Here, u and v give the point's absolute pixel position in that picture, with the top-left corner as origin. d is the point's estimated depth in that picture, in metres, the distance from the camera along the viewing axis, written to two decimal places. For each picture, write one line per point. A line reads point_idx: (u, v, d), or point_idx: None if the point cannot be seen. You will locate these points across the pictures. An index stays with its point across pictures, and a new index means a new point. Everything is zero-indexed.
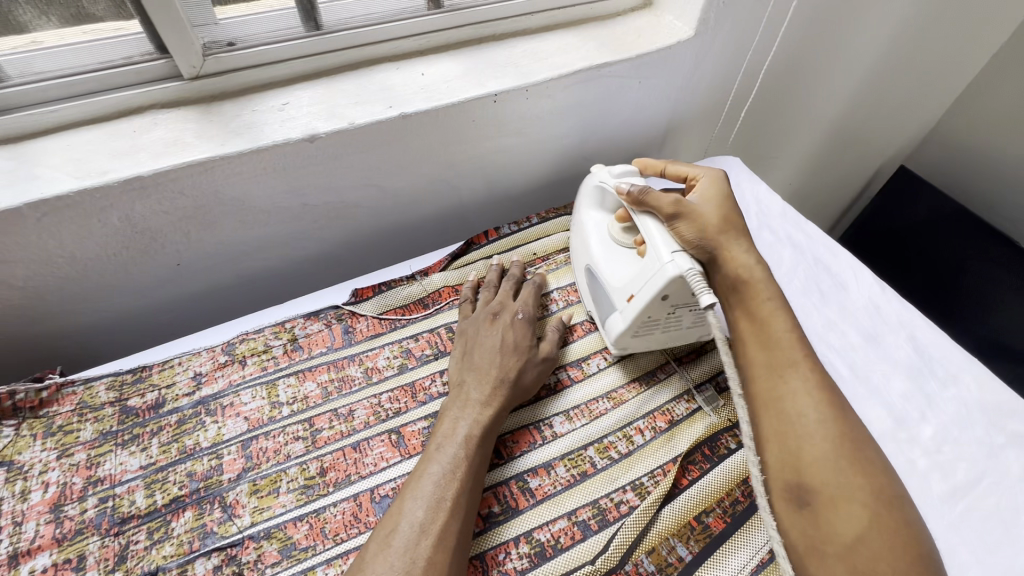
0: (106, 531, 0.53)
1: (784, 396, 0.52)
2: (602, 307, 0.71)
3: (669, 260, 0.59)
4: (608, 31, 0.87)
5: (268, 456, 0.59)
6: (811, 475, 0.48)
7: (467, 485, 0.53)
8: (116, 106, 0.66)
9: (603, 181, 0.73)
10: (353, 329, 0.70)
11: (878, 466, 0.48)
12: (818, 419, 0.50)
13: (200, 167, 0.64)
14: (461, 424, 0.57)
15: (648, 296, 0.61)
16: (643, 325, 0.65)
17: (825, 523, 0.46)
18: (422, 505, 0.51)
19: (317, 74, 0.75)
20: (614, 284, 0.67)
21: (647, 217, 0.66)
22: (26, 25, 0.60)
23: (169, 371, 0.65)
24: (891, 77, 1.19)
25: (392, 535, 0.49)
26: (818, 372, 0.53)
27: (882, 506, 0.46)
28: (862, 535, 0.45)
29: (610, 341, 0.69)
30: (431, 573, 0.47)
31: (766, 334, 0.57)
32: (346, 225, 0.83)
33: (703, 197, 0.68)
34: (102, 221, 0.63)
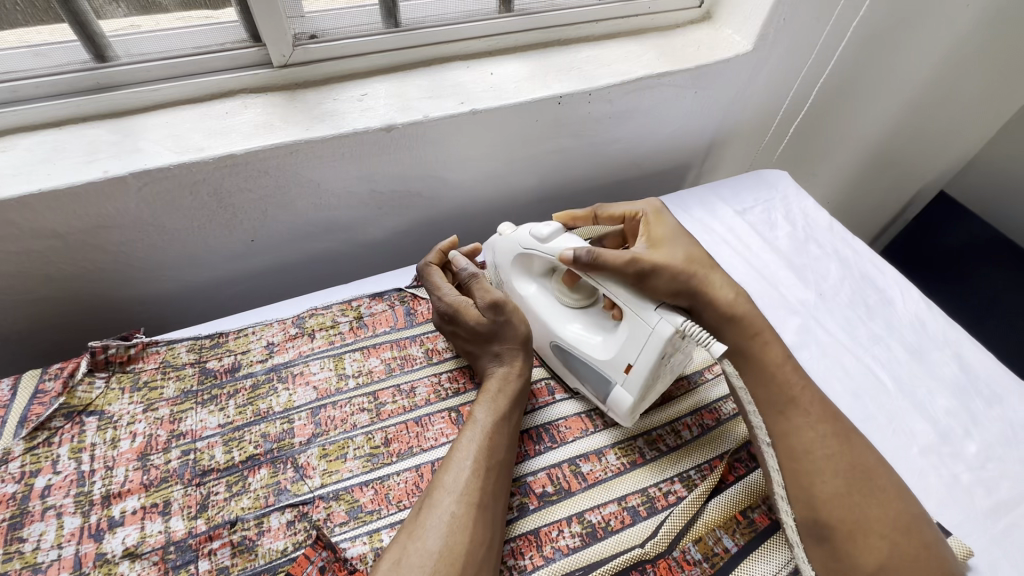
0: (188, 481, 0.56)
1: (789, 434, 0.58)
2: (594, 387, 0.65)
3: (657, 320, 0.57)
4: (667, 41, 0.90)
5: (336, 424, 0.62)
6: (826, 510, 0.53)
7: (490, 446, 0.56)
8: (211, 89, 0.71)
9: (532, 248, 0.67)
10: (414, 311, 0.74)
11: (890, 494, 0.53)
12: (824, 454, 0.55)
13: (286, 150, 0.68)
14: (479, 406, 0.60)
15: (649, 362, 0.58)
16: (649, 390, 0.61)
17: (846, 555, 0.51)
18: (447, 471, 0.54)
19: (391, 68, 0.79)
20: (606, 358, 0.62)
21: (609, 282, 0.61)
22: (99, 11, 0.63)
23: (244, 338, 0.69)
24: (941, 100, 1.20)
25: (425, 500, 0.53)
26: (819, 408, 0.59)
27: (900, 536, 0.51)
28: (884, 564, 0.50)
29: (618, 418, 0.64)
30: (455, 526, 0.50)
31: (764, 371, 0.61)
32: (405, 215, 0.86)
33: (651, 239, 0.68)
34: (194, 195, 0.68)
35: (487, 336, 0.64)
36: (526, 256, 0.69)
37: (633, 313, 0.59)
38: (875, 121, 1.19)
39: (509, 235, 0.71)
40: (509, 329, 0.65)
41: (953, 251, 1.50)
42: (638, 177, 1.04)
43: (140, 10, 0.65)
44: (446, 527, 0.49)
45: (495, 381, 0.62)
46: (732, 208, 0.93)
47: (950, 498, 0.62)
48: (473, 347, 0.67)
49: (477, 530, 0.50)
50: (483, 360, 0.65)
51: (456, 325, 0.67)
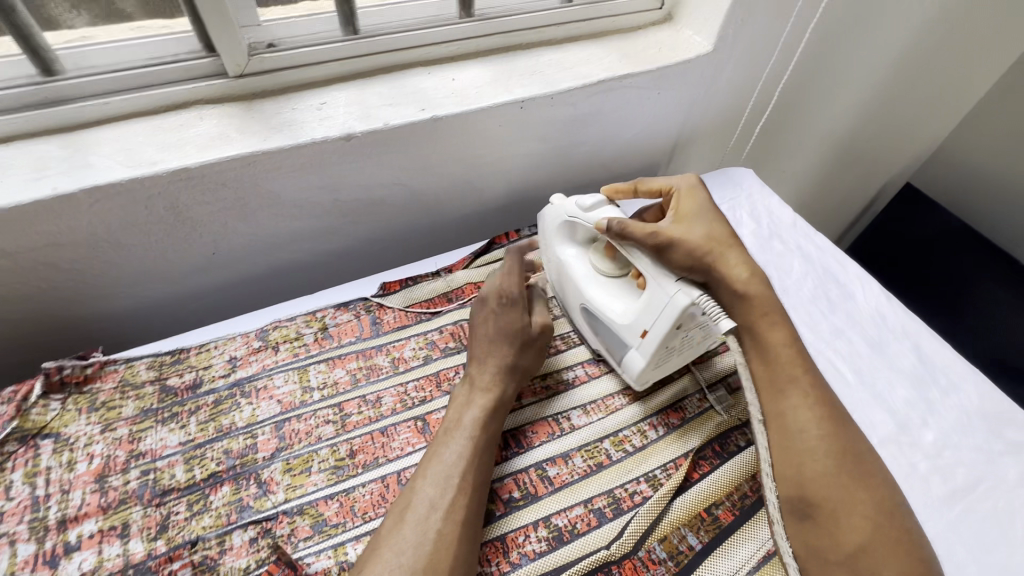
0: (148, 501, 0.56)
1: (784, 413, 0.57)
2: (613, 348, 0.70)
3: (675, 291, 0.60)
4: (630, 43, 0.91)
5: (300, 437, 0.62)
6: (812, 489, 0.53)
7: (475, 463, 0.55)
8: (165, 101, 0.70)
9: (574, 215, 0.70)
10: (380, 320, 0.73)
11: (878, 479, 0.54)
12: (818, 434, 0.55)
13: (243, 162, 0.67)
14: (468, 412, 0.59)
15: (664, 329, 0.61)
16: (662, 357, 0.64)
17: (828, 532, 0.51)
18: (431, 484, 0.53)
19: (352, 76, 0.79)
20: (622, 322, 0.66)
21: (635, 252, 0.65)
22: (58, 19, 0.63)
23: (206, 354, 0.68)
24: (902, 94, 1.22)
25: (406, 512, 0.52)
26: (819, 390, 0.58)
27: (884, 519, 0.51)
28: (865, 544, 0.50)
29: (629, 377, 0.68)
30: (440, 545, 0.49)
31: (766, 352, 0.61)
32: (371, 223, 0.86)
33: (679, 215, 0.69)
34: (149, 210, 0.67)
35: (518, 335, 0.67)
36: (568, 222, 0.72)
37: (656, 282, 0.62)
38: (839, 116, 1.22)
39: (559, 202, 0.73)
40: (529, 354, 0.67)
41: (920, 240, 1.53)
42: (606, 178, 1.05)
43: (105, 19, 0.65)
44: (430, 545, 0.49)
45: (485, 383, 0.62)
46: None
47: (906, 487, 0.63)
48: (495, 335, 0.67)
49: (461, 549, 0.50)
50: (495, 356, 0.65)
51: (502, 306, 0.69)
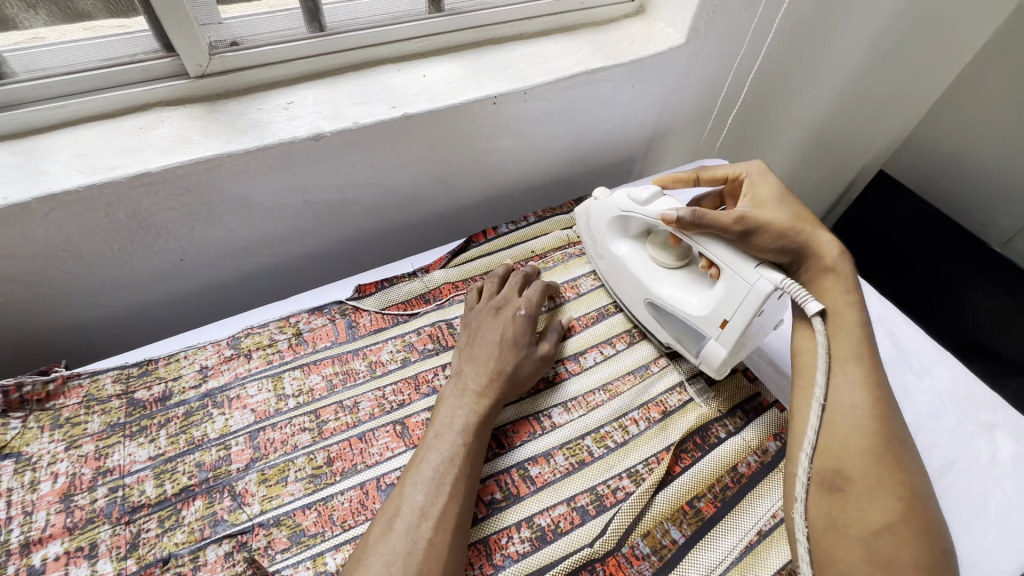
0: (116, 520, 0.54)
1: (842, 388, 0.55)
2: (689, 339, 0.69)
3: (756, 278, 0.58)
4: (603, 36, 0.90)
5: (275, 446, 0.60)
6: (852, 464, 0.51)
7: (466, 473, 0.53)
8: (122, 104, 0.67)
9: (629, 208, 0.70)
10: (356, 323, 0.72)
11: (916, 470, 0.52)
12: (872, 414, 0.53)
13: (206, 165, 0.65)
14: (459, 414, 0.57)
15: (745, 319, 0.59)
16: (744, 346, 0.63)
17: (855, 507, 0.49)
18: (422, 490, 0.51)
19: (319, 75, 0.77)
20: (699, 313, 0.65)
21: (710, 240, 0.63)
22: (15, 20, 0.60)
23: (175, 364, 0.66)
24: (874, 81, 1.24)
25: (394, 520, 0.49)
26: (880, 373, 0.56)
27: (914, 506, 0.49)
28: (889, 524, 0.48)
29: (710, 369, 0.67)
30: (432, 554, 0.47)
31: (835, 330, 0.58)
32: (345, 224, 0.84)
33: (757, 199, 0.68)
34: (109, 217, 0.64)
35: (523, 341, 0.65)
36: (623, 217, 0.72)
37: (732, 270, 0.60)
38: (813, 105, 1.22)
39: (609, 198, 0.75)
40: (530, 365, 0.64)
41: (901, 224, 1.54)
42: (583, 173, 1.04)
43: (62, 18, 0.62)
44: (420, 555, 0.46)
45: (478, 384, 0.60)
46: None
47: None
48: (502, 339, 0.65)
49: (448, 562, 0.47)
50: (505, 357, 0.63)
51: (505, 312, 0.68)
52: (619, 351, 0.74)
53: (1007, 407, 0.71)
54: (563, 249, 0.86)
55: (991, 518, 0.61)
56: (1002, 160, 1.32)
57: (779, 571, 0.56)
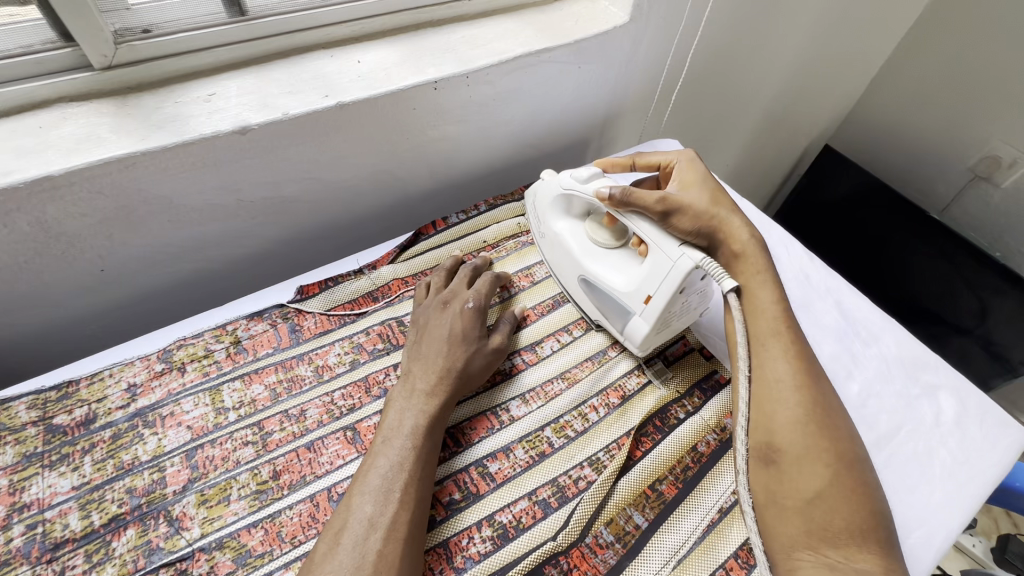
0: (36, 559, 0.49)
1: (763, 363, 0.56)
2: (611, 315, 0.70)
3: (680, 254, 0.59)
4: (546, 17, 0.87)
5: (215, 464, 0.56)
6: (781, 437, 0.52)
7: (417, 476, 0.50)
8: (17, 100, 0.60)
9: (569, 187, 0.70)
10: (300, 327, 0.68)
11: (844, 431, 0.53)
12: (794, 385, 0.54)
13: (119, 165, 0.59)
14: (407, 415, 0.55)
15: (668, 293, 0.60)
16: (664, 323, 0.64)
17: (789, 479, 0.50)
18: (370, 499, 0.48)
19: (244, 63, 0.71)
20: (626, 290, 0.65)
21: (638, 219, 0.64)
22: None
23: (99, 384, 0.60)
24: (817, 60, 1.27)
25: (342, 533, 0.46)
26: (798, 344, 0.57)
27: (844, 470, 0.51)
28: (821, 492, 0.49)
29: (632, 344, 0.68)
30: (383, 567, 0.44)
31: (754, 306, 0.60)
32: (284, 222, 0.79)
33: (685, 182, 0.69)
34: (9, 227, 0.58)
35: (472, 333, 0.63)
36: (565, 195, 0.72)
37: (659, 248, 0.61)
38: (758, 83, 1.24)
39: (553, 177, 0.74)
40: (480, 359, 0.62)
41: (843, 198, 1.57)
42: (535, 158, 1.02)
43: None
44: (370, 569, 0.44)
45: (426, 383, 0.58)
46: None
47: None
48: (455, 331, 0.63)
49: (403, 571, 0.45)
50: (455, 351, 0.61)
51: (454, 305, 0.66)
52: (575, 338, 0.73)
53: (948, 367, 0.74)
54: (515, 237, 0.84)
55: (936, 476, 0.64)
56: (934, 130, 1.37)
57: (741, 547, 0.56)
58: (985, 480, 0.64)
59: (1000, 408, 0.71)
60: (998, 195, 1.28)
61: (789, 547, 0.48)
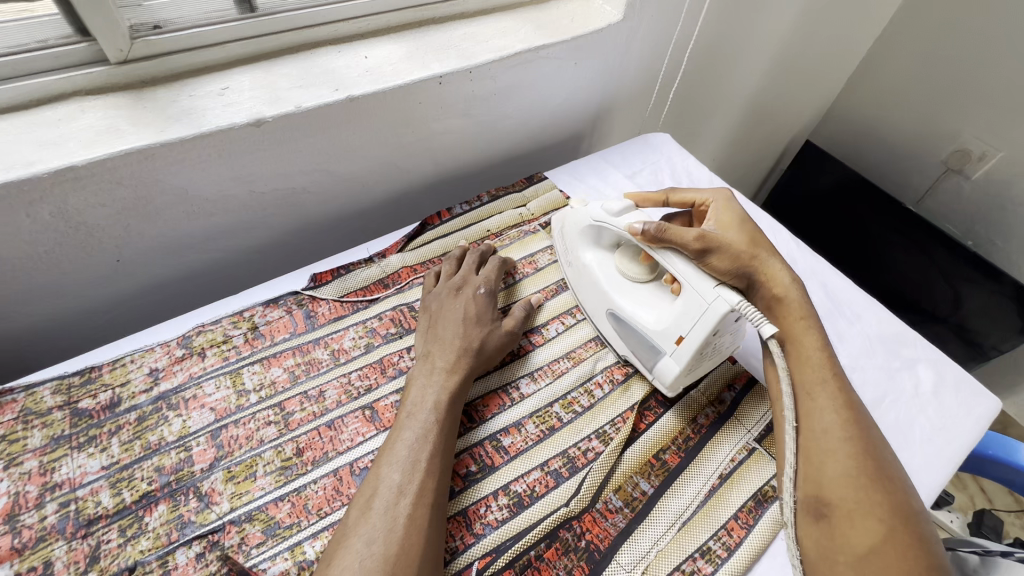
0: (71, 535, 0.51)
1: (811, 413, 0.55)
2: (639, 353, 0.68)
3: (714, 297, 0.58)
4: (543, 15, 0.91)
5: (240, 443, 0.58)
6: (830, 490, 0.50)
7: (441, 447, 0.53)
8: (34, 94, 0.62)
9: (599, 220, 0.70)
10: (315, 313, 0.70)
11: (901, 488, 0.50)
12: (843, 435, 0.52)
13: (138, 156, 0.61)
14: (430, 391, 0.58)
15: (703, 334, 0.60)
16: (696, 364, 0.63)
17: (840, 534, 0.47)
18: (398, 469, 0.51)
19: (253, 58, 0.73)
20: (657, 328, 0.64)
21: (672, 254, 0.64)
22: None
23: (121, 369, 0.62)
24: (797, 60, 1.33)
25: (372, 499, 0.49)
26: (846, 393, 0.56)
27: (902, 528, 0.46)
28: (875, 547, 0.46)
29: (660, 383, 0.67)
30: (414, 529, 0.47)
31: (800, 356, 0.59)
32: (292, 213, 0.81)
33: (721, 223, 0.69)
34: (31, 217, 0.59)
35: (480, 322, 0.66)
36: (595, 227, 0.72)
37: (691, 287, 0.61)
38: (742, 80, 1.29)
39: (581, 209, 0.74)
40: (492, 340, 0.65)
41: (827, 190, 1.63)
42: (533, 152, 1.05)
43: None
44: (402, 531, 0.47)
45: (446, 362, 0.61)
46: (622, 173, 0.96)
47: None
48: (467, 318, 0.65)
49: (430, 532, 0.48)
50: (471, 334, 0.64)
51: (464, 292, 0.69)
52: (579, 320, 0.76)
53: (926, 342, 0.79)
54: (518, 227, 0.87)
55: (917, 441, 0.68)
56: (907, 123, 1.44)
57: (740, 510, 0.60)
58: (961, 445, 0.69)
59: (975, 378, 0.76)
60: (968, 186, 1.35)
61: None
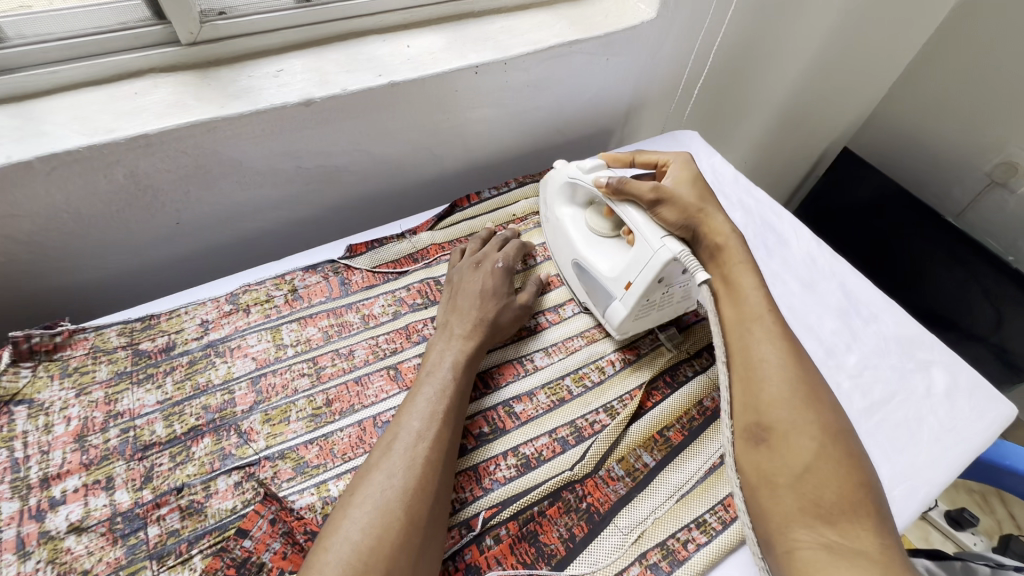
0: (129, 456, 0.57)
1: (748, 347, 0.59)
2: (597, 298, 0.73)
3: (660, 245, 0.64)
4: (579, 11, 0.94)
5: (277, 390, 0.64)
6: (769, 414, 0.54)
7: (456, 402, 0.58)
8: (116, 69, 0.69)
9: (574, 176, 0.75)
10: (349, 280, 0.76)
11: (830, 409, 0.54)
12: (779, 364, 0.56)
13: (202, 128, 0.68)
14: (448, 355, 0.62)
15: (647, 281, 0.64)
16: (642, 310, 0.68)
17: (778, 454, 0.51)
18: (418, 417, 0.56)
19: (306, 44, 0.79)
20: (610, 275, 0.69)
21: (628, 207, 0.69)
22: None
23: (177, 319, 0.69)
24: (837, 64, 1.33)
25: (393, 441, 0.54)
26: (781, 328, 0.60)
27: (831, 443, 0.51)
28: (809, 465, 0.50)
29: (611, 328, 0.72)
30: (428, 470, 0.52)
31: (737, 295, 0.63)
32: (333, 189, 0.87)
33: (678, 180, 0.73)
34: (108, 177, 0.67)
35: (495, 295, 0.70)
36: (570, 184, 0.77)
37: (642, 237, 0.66)
38: (777, 82, 1.30)
39: (562, 167, 0.79)
40: (506, 315, 0.69)
41: (865, 203, 1.60)
42: (562, 143, 1.09)
43: None
44: (419, 469, 0.51)
45: (462, 329, 0.66)
46: None
47: None
48: (483, 291, 0.70)
49: (442, 475, 0.53)
50: (486, 307, 0.68)
51: (484, 267, 0.73)
52: None
53: (942, 345, 0.79)
54: None
55: (924, 439, 0.69)
56: (952, 137, 1.41)
57: None
58: (970, 447, 0.69)
59: (991, 384, 0.75)
60: (1013, 201, 1.32)
61: (784, 526, 0.49)
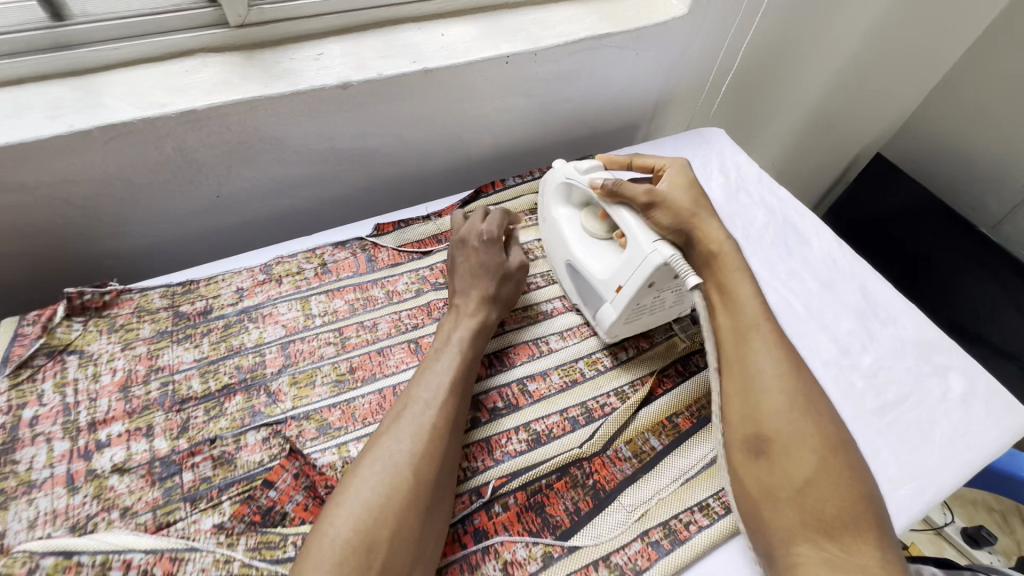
0: (168, 408, 0.62)
1: (745, 358, 0.59)
2: (589, 297, 0.75)
3: (652, 250, 0.64)
4: (611, 5, 0.96)
5: (304, 355, 0.68)
6: (768, 427, 0.54)
7: (462, 375, 0.61)
8: (169, 48, 0.73)
9: (569, 176, 0.76)
10: (375, 258, 0.79)
11: (826, 419, 0.55)
12: (776, 376, 0.57)
13: (246, 106, 0.72)
14: (456, 331, 0.66)
15: (637, 285, 0.65)
16: (632, 313, 0.69)
17: (778, 469, 0.52)
18: (427, 388, 0.59)
19: (345, 29, 0.83)
20: (602, 278, 0.70)
21: (622, 209, 0.70)
22: None
23: (214, 285, 0.73)
24: (873, 69, 1.31)
25: (403, 410, 0.57)
26: (778, 338, 0.60)
27: (830, 455, 0.52)
28: (810, 479, 0.51)
29: (601, 330, 0.73)
30: (435, 436, 0.55)
31: (734, 303, 0.63)
32: (363, 171, 0.91)
33: (673, 183, 0.73)
34: (158, 150, 0.71)
35: (489, 274, 0.71)
36: (566, 184, 0.77)
37: (634, 241, 0.66)
38: (811, 83, 1.29)
39: (558, 167, 0.79)
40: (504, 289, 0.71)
41: (898, 210, 1.58)
42: (587, 136, 1.10)
43: None
44: (426, 435, 0.54)
45: (469, 304, 0.68)
46: None
47: (844, 398, 0.73)
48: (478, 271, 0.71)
49: (450, 442, 0.56)
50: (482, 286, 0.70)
51: (473, 245, 0.73)
52: None
53: (961, 351, 0.78)
54: None
55: (936, 441, 0.69)
56: (991, 147, 1.38)
57: None
58: (984, 453, 0.69)
59: (1010, 392, 0.75)
60: None
61: (787, 539, 0.50)
